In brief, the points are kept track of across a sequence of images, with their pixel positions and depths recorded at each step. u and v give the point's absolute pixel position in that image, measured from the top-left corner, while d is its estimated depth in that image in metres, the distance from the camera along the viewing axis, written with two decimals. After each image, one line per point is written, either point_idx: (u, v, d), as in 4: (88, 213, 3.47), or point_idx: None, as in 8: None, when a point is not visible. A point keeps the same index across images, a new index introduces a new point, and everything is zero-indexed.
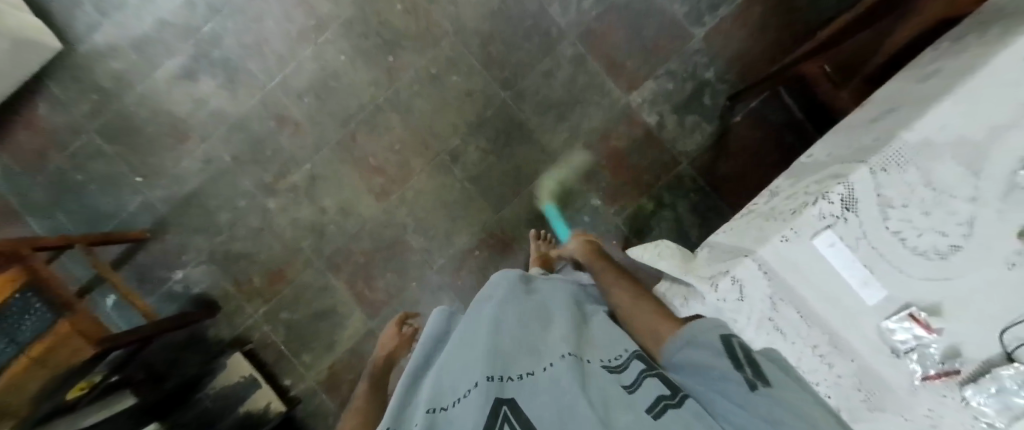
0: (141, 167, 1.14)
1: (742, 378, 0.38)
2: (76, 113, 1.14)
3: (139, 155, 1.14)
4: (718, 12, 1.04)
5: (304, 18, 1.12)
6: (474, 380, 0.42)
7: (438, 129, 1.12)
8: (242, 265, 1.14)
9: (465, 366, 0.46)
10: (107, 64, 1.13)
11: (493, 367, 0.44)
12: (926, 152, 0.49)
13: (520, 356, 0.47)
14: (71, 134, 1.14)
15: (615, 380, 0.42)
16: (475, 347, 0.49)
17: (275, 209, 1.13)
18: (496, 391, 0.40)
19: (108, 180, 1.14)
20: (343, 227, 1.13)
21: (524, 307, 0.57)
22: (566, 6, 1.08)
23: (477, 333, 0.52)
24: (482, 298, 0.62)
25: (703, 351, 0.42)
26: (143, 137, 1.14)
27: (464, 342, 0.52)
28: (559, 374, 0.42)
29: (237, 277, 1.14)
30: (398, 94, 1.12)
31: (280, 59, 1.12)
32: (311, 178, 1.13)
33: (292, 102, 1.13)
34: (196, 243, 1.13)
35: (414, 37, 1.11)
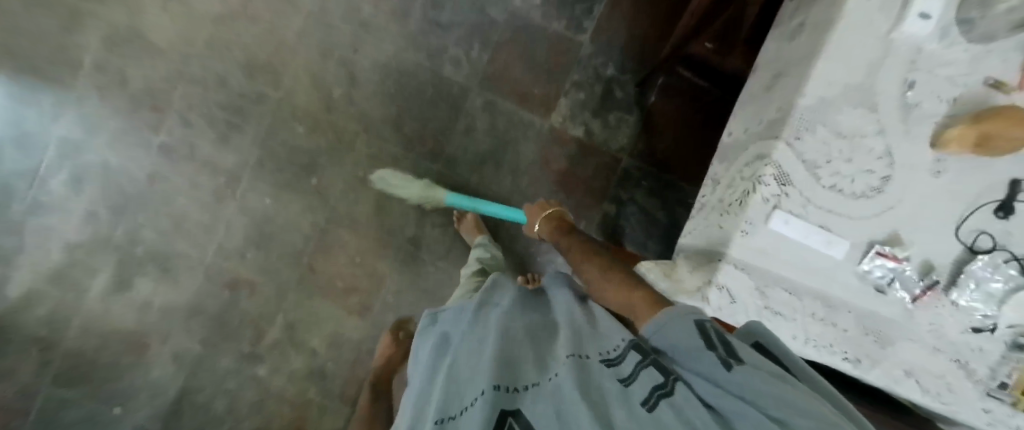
0: (113, 395, 1.07)
1: (716, 360, 0.38)
2: (20, 373, 1.05)
3: (108, 383, 1.07)
4: (594, 13, 1.06)
5: (214, 179, 1.08)
6: (481, 389, 0.45)
7: (390, 225, 1.11)
8: None
9: (472, 375, 0.48)
10: (31, 311, 1.05)
11: (501, 377, 0.46)
12: (825, 110, 0.53)
13: (523, 359, 0.49)
14: (26, 396, 1.06)
15: (613, 374, 0.42)
16: (480, 354, 0.51)
17: (268, 370, 1.09)
18: (502, 401, 0.43)
19: (85, 424, 1.07)
20: (341, 359, 1.10)
21: (526, 313, 0.57)
22: (456, 62, 1.07)
23: (482, 340, 0.53)
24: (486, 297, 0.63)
25: (676, 338, 0.41)
26: (102, 366, 1.07)
27: (467, 347, 0.54)
28: (560, 379, 0.43)
29: None
30: (336, 209, 1.10)
31: (207, 228, 1.08)
32: (290, 327, 1.10)
33: (237, 263, 1.09)
34: None
35: (328, 151, 1.09)
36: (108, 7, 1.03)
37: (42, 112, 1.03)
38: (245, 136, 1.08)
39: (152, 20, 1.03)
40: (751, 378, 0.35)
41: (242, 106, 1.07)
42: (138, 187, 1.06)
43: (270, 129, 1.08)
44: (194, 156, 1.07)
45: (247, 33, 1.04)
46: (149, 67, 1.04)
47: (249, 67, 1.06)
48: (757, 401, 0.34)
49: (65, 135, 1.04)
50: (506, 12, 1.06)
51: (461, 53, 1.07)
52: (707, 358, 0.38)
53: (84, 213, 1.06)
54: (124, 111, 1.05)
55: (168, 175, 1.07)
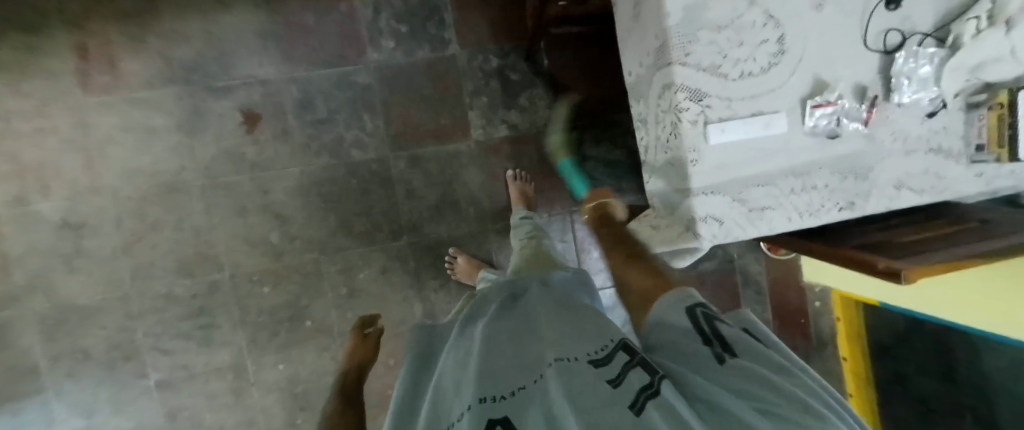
0: None
1: (709, 352, 0.34)
2: None
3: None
4: (446, 21, 1.03)
5: (223, 380, 1.06)
6: (466, 405, 0.36)
7: (399, 316, 1.10)
8: None
9: (456, 388, 0.39)
10: None
11: (484, 387, 0.37)
12: (693, 14, 0.53)
13: (510, 370, 0.40)
14: None
15: (601, 375, 0.33)
16: (463, 372, 0.42)
17: None
18: (490, 412, 0.34)
19: None
20: None
21: (508, 320, 0.50)
22: (359, 143, 1.03)
23: (465, 355, 0.44)
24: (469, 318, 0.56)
25: (674, 329, 0.38)
26: None
27: (451, 368, 0.44)
28: (552, 380, 0.34)
29: None
30: (344, 333, 1.09)
31: (248, 422, 1.08)
32: None
33: (293, 429, 1.10)
34: None
35: (303, 292, 1.07)
36: (22, 302, 0.98)
37: (35, 425, 1.01)
38: (223, 328, 1.05)
39: (71, 287, 0.99)
40: (746, 371, 0.31)
41: (202, 304, 1.03)
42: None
43: (239, 306, 1.05)
44: (192, 373, 1.05)
45: (161, 242, 1.00)
46: (98, 327, 1.01)
47: (182, 268, 1.02)
48: (748, 393, 0.29)
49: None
50: (371, 71, 1.02)
51: (357, 132, 1.03)
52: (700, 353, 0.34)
53: None
54: (104, 378, 1.02)
55: (183, 402, 1.05)
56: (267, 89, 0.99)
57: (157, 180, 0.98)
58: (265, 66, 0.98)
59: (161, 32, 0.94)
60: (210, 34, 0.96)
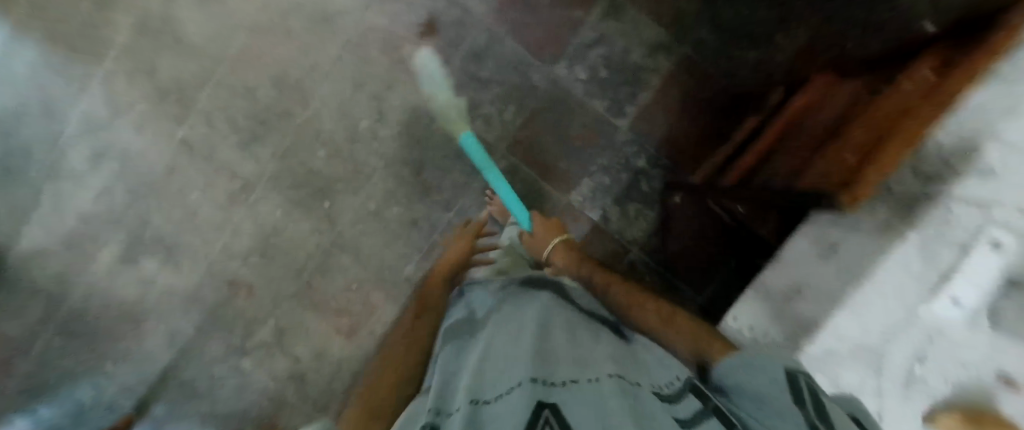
0: (108, 353, 1.10)
1: (803, 419, 0.36)
2: (27, 315, 1.09)
3: (103, 352, 1.10)
4: (638, 100, 1.02)
5: (229, 182, 1.06)
6: (518, 379, 0.41)
7: (392, 262, 1.10)
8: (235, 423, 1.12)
9: (510, 361, 0.45)
10: (41, 267, 1.08)
11: (539, 369, 0.43)
12: (831, 358, 0.53)
13: (564, 365, 0.44)
14: (29, 337, 1.09)
15: (666, 409, 0.39)
16: (516, 349, 0.48)
17: (259, 369, 1.12)
18: (539, 393, 0.39)
19: (77, 374, 1.10)
20: (320, 371, 1.12)
21: (564, 323, 0.55)
22: (487, 120, 1.02)
23: (519, 338, 0.50)
24: (507, 310, 0.61)
25: (766, 382, 0.41)
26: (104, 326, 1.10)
27: (505, 345, 0.50)
28: (608, 387, 0.39)
29: None
30: (342, 235, 1.08)
31: (215, 227, 1.08)
32: (279, 332, 1.12)
33: (240, 265, 1.09)
34: (187, 412, 1.11)
35: (344, 179, 1.06)
36: None
37: (70, 83, 1.02)
38: (265, 148, 1.05)
39: (193, 18, 1.01)
40: None
41: (267, 119, 1.03)
42: (155, 174, 1.06)
43: (289, 144, 1.04)
44: (213, 156, 1.05)
45: (282, 49, 1.01)
46: (177, 64, 1.02)
47: (277, 80, 1.02)
48: None
49: (91, 108, 1.03)
50: (548, 80, 1.01)
51: (494, 111, 1.02)
52: (789, 427, 0.37)
53: (99, 185, 1.06)
54: (152, 98, 1.03)
55: (185, 169, 1.06)
56: (464, 20, 0.99)
57: (325, 8, 1.00)
58: (479, 4, 0.99)
59: None
60: None
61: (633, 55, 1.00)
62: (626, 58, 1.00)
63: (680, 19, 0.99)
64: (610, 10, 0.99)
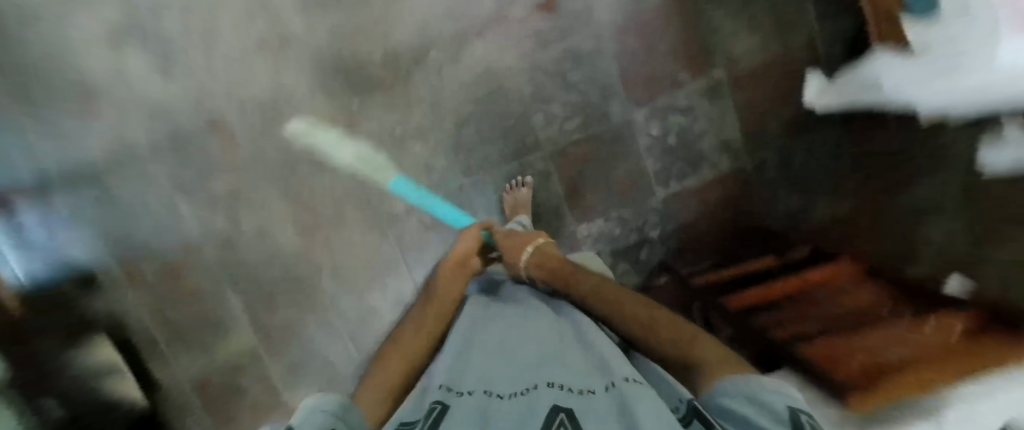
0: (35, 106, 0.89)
1: None
2: None
3: (7, 107, 0.88)
4: (684, 181, 1.05)
5: (267, 24, 0.94)
6: (534, 384, 0.41)
7: (387, 193, 1.01)
8: (139, 254, 0.95)
9: (527, 369, 0.45)
10: None
11: (558, 378, 0.42)
12: None
13: (585, 374, 0.43)
14: None
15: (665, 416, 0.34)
16: (535, 358, 0.47)
17: (190, 217, 0.96)
18: (558, 399, 0.38)
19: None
20: (257, 254, 0.99)
21: (581, 336, 0.54)
22: (549, 118, 1.00)
23: (538, 347, 0.50)
24: (524, 314, 0.61)
25: (753, 407, 0.32)
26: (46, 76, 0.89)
27: (523, 352, 0.49)
28: (624, 395, 0.37)
29: (128, 264, 0.95)
30: (353, 142, 0.99)
31: (225, 60, 0.94)
32: (235, 194, 0.97)
33: (229, 108, 0.95)
34: (91, 215, 0.93)
35: (386, 92, 0.98)
36: None
37: None
38: (325, 16, 0.94)
39: None
40: None
41: None
42: None
43: (352, 27, 0.95)
44: None
45: None
46: None
47: None
48: None
49: None
50: (623, 118, 1.01)
51: (560, 115, 1.00)
52: None
53: None
54: None
55: None
56: (585, 18, 0.95)
57: None
58: (608, 12, 0.95)
59: None
60: None
61: (703, 143, 1.03)
62: (696, 142, 1.03)
63: (761, 136, 1.03)
64: (711, 91, 1.00)
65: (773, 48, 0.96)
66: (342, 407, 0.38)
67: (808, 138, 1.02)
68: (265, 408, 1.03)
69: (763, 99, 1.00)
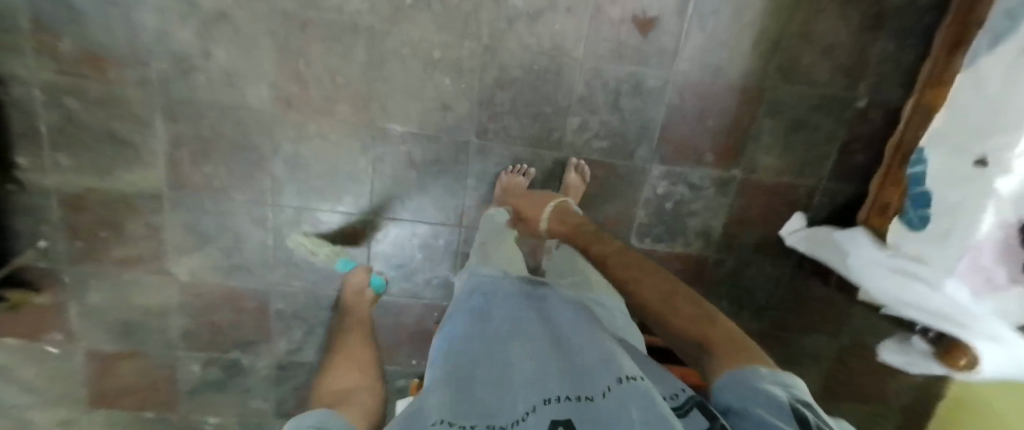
0: None
1: None
2: None
3: None
4: (657, 244, 1.10)
5: None
6: (526, 405, 0.34)
7: (391, 108, 0.90)
8: (63, 17, 0.76)
9: (510, 379, 0.38)
10: None
11: (548, 387, 0.36)
12: None
13: (576, 373, 0.38)
14: None
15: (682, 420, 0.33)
16: (515, 363, 0.40)
17: (150, 12, 0.78)
18: (557, 417, 0.31)
19: None
20: (212, 93, 0.83)
21: (555, 321, 0.48)
22: (582, 127, 0.97)
23: (515, 347, 0.43)
24: (487, 302, 0.53)
25: (756, 396, 0.35)
26: None
27: (497, 355, 0.42)
28: (630, 396, 0.32)
29: (42, 20, 0.75)
30: (384, 36, 0.86)
31: None
32: (220, 15, 0.80)
33: None
34: None
35: (449, 7, 0.86)
36: None
37: None
38: None
39: None
40: None
41: None
42: None
43: None
44: None
45: None
46: None
47: None
48: None
49: None
50: (643, 164, 1.01)
51: (594, 130, 0.98)
52: None
53: None
54: None
55: None
56: (667, 56, 0.92)
57: None
58: (688, 64, 0.92)
59: None
60: (741, 18, 0.89)
61: (689, 222, 1.08)
62: (685, 218, 1.08)
63: (730, 242, 1.11)
64: (722, 182, 1.04)
65: (787, 176, 1.04)
66: (325, 419, 0.41)
67: (766, 261, 1.13)
68: (137, 259, 0.92)
69: (754, 212, 1.08)
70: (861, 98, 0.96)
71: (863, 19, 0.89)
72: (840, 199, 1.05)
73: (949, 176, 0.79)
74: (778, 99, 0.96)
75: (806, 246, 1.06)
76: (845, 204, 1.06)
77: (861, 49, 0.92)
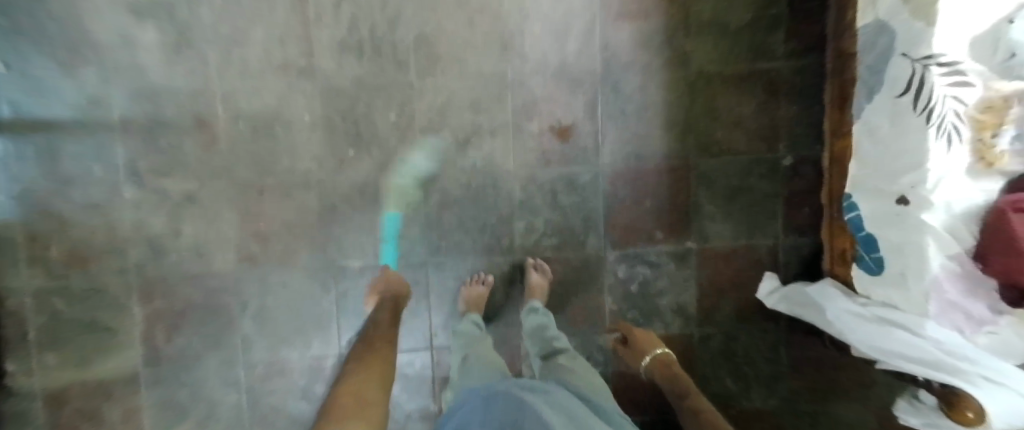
0: (19, 55, 0.87)
1: None
2: None
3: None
4: None
5: (297, 53, 0.93)
6: None
7: (345, 246, 0.97)
8: (55, 229, 0.89)
9: None
10: None
11: None
12: None
13: None
14: None
15: None
16: None
17: (129, 210, 0.90)
18: None
19: None
20: (183, 265, 0.92)
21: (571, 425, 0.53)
22: (529, 228, 1.02)
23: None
24: (514, 394, 0.59)
25: None
26: (43, 31, 0.87)
27: None
28: None
29: (38, 235, 0.89)
30: (333, 186, 0.96)
31: (244, 72, 0.92)
32: (188, 198, 0.91)
33: (224, 115, 0.92)
34: (25, 174, 0.88)
35: (387, 151, 0.97)
36: None
37: None
38: (356, 66, 0.95)
39: None
40: None
41: (383, 52, 0.95)
42: None
43: (378, 84, 0.96)
44: (309, 26, 0.93)
45: (455, 27, 0.96)
46: None
47: (420, 38, 0.96)
48: None
49: None
50: (597, 253, 1.04)
51: (540, 228, 1.02)
52: None
53: None
54: None
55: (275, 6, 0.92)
56: (590, 154, 1.00)
57: (513, 32, 0.97)
58: (611, 156, 1.00)
59: (653, 72, 0.98)
60: (647, 110, 0.99)
61: (660, 300, 1.06)
62: (655, 297, 1.06)
63: (708, 315, 1.07)
64: (679, 256, 1.05)
65: (742, 239, 1.04)
66: None
67: (753, 329, 1.08)
68: None
69: (722, 278, 1.06)
70: (786, 156, 1.00)
71: (759, 90, 0.98)
72: (805, 251, 1.04)
73: (880, 216, 0.79)
74: (706, 172, 1.01)
75: (785, 307, 1.01)
76: (812, 257, 1.04)
77: (767, 116, 0.99)
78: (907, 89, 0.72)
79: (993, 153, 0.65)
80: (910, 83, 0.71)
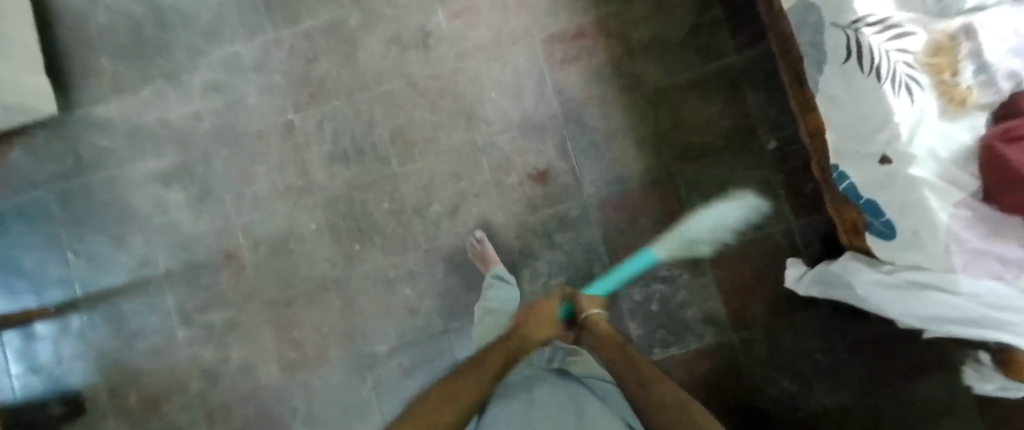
0: (80, 240, 1.06)
1: None
2: (46, 168, 1.08)
3: (67, 241, 1.06)
4: (669, 349, 1.04)
5: (294, 174, 1.06)
6: None
7: (370, 333, 1.04)
8: (128, 379, 1.02)
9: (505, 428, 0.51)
10: (94, 138, 1.08)
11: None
12: None
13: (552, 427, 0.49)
14: (34, 185, 1.08)
15: None
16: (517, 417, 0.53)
17: (183, 347, 1.03)
18: None
19: (46, 241, 1.06)
20: (236, 385, 1.02)
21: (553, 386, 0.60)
22: (534, 274, 1.04)
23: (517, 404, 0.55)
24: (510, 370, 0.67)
25: None
26: (96, 215, 1.06)
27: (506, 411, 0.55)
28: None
29: (116, 387, 1.02)
30: (348, 280, 1.04)
31: (254, 202, 1.05)
32: (230, 324, 1.03)
33: (245, 244, 1.04)
34: (99, 338, 1.03)
35: (388, 237, 1.05)
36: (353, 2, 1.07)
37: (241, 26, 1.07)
38: (345, 170, 1.06)
39: (368, 42, 1.06)
40: None
41: (365, 152, 1.06)
42: (242, 132, 1.06)
43: (366, 181, 1.05)
44: (300, 149, 1.06)
45: (421, 112, 1.06)
46: (332, 64, 1.06)
47: (394, 132, 1.06)
48: None
49: (239, 50, 1.07)
50: None
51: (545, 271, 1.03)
52: None
53: (192, 110, 1.07)
54: (291, 75, 1.07)
55: (270, 141, 1.06)
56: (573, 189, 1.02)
57: (472, 102, 1.05)
58: (593, 187, 1.03)
59: (610, 100, 1.02)
60: (615, 135, 1.02)
61: (685, 313, 1.04)
62: (678, 311, 1.04)
63: (741, 317, 1.02)
64: (689, 264, 1.03)
65: (750, 232, 1.02)
66: None
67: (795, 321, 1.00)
68: None
69: (742, 276, 1.02)
70: (766, 141, 0.99)
71: (719, 87, 0.99)
72: (821, 227, 0.99)
73: (867, 179, 0.71)
74: (690, 177, 1.01)
75: (817, 292, 0.94)
76: (831, 231, 0.98)
77: (734, 108, 0.99)
78: (850, 55, 0.69)
79: (961, 91, 0.59)
80: (850, 49, 0.69)
